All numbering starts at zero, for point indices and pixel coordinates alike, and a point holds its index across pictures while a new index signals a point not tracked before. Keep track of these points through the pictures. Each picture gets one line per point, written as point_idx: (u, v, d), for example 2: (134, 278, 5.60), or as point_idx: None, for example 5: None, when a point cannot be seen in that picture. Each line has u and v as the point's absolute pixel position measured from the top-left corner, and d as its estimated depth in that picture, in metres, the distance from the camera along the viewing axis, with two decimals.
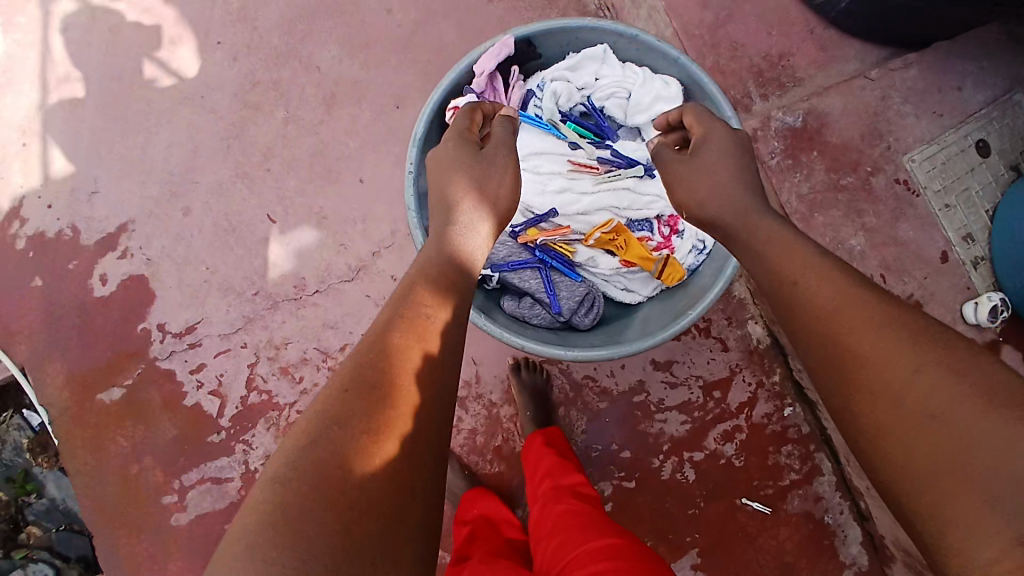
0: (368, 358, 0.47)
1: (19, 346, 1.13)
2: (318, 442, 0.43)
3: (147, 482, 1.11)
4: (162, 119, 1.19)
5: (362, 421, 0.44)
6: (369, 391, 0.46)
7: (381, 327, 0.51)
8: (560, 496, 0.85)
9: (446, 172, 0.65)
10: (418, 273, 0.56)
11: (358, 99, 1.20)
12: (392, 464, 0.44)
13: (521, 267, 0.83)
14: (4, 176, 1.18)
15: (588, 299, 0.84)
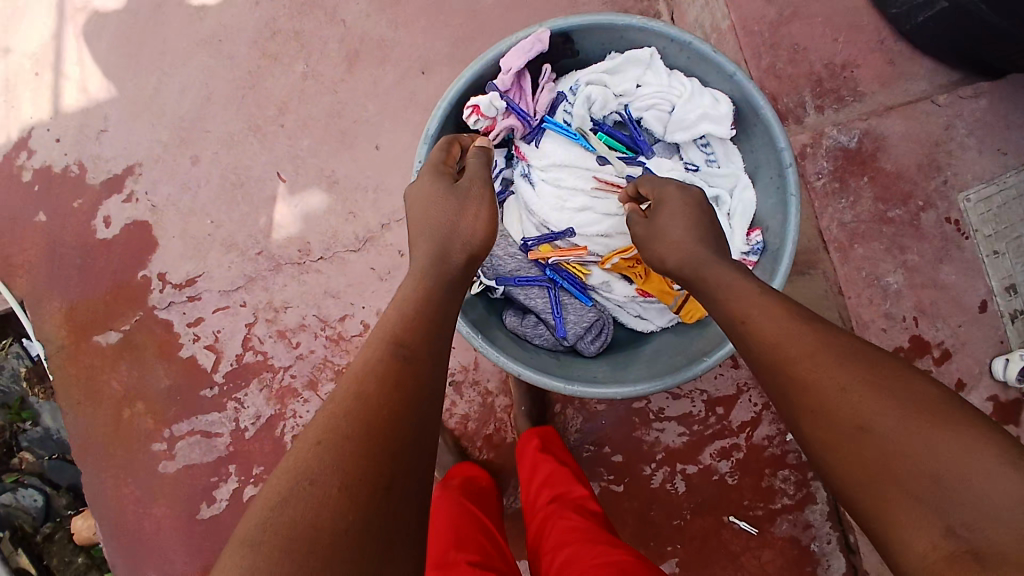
0: (342, 410, 0.48)
1: (21, 280, 1.13)
2: (287, 501, 0.42)
3: (139, 427, 1.12)
4: (178, 61, 1.15)
5: (332, 474, 0.44)
6: (340, 438, 0.46)
7: (354, 374, 0.51)
8: (565, 510, 0.84)
9: (422, 206, 0.67)
10: (394, 313, 0.57)
11: (382, 59, 1.14)
12: (368, 516, 0.43)
13: (528, 285, 0.82)
14: (15, 105, 1.16)
15: (597, 325, 0.82)
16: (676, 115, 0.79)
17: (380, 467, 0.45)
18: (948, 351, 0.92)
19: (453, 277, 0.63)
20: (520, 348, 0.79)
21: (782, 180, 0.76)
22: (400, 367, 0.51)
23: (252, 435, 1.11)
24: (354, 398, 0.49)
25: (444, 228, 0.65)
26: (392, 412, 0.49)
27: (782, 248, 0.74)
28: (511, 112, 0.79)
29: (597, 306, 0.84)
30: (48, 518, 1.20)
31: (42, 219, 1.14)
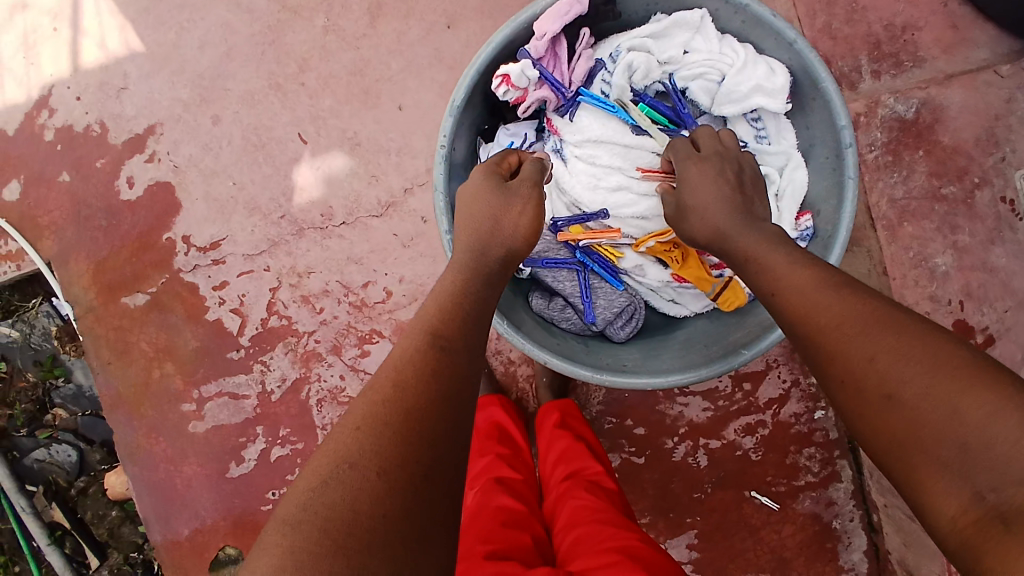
0: (380, 398, 0.50)
1: (48, 240, 1.14)
2: (329, 484, 0.44)
3: (168, 388, 1.14)
4: (197, 14, 1.11)
5: (372, 461, 0.46)
6: (378, 425, 0.48)
7: (393, 363, 0.53)
8: (577, 488, 0.83)
9: (472, 203, 0.69)
10: (431, 307, 0.60)
11: (406, 14, 1.08)
12: (402, 504, 0.44)
13: (558, 267, 0.81)
14: (35, 61, 1.13)
15: (628, 312, 0.80)
16: (726, 86, 0.74)
17: (415, 457, 0.47)
18: (992, 337, 0.86)
19: (494, 274, 0.65)
20: (548, 332, 0.78)
21: (838, 161, 0.72)
22: (437, 360, 0.53)
23: (278, 399, 1.12)
24: (390, 387, 0.51)
25: (486, 225, 0.67)
26: (428, 402, 0.50)
27: (835, 236, 0.71)
28: (545, 82, 0.74)
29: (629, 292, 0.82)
30: (84, 472, 1.27)
31: (66, 179, 1.13)
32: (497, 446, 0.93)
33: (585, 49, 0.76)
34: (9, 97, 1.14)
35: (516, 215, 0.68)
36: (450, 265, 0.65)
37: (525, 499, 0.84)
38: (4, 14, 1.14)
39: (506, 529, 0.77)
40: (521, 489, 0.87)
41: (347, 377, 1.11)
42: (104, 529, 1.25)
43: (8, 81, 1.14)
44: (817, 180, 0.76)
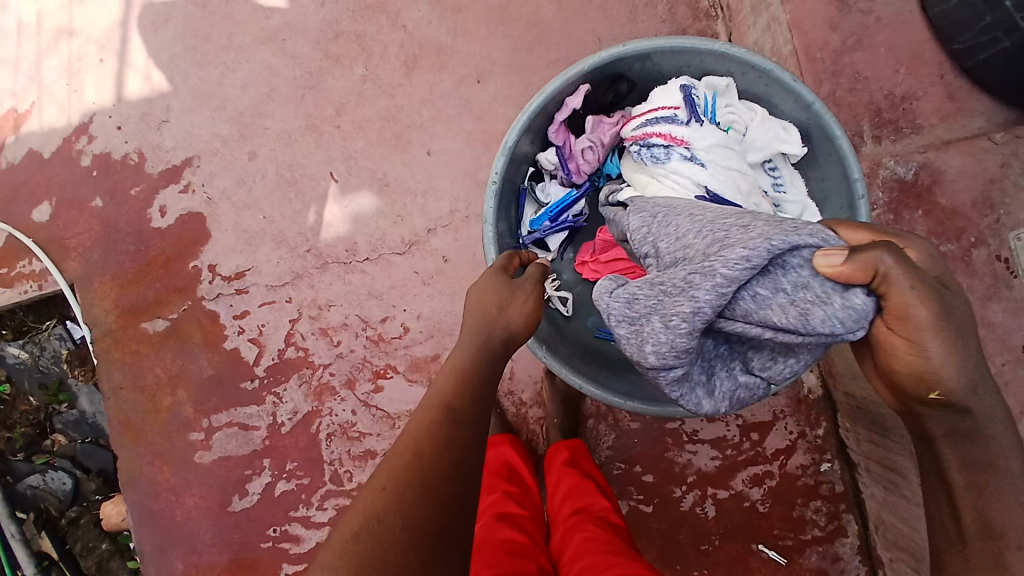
0: (400, 465, 0.52)
1: (73, 263, 1.16)
2: (357, 539, 0.46)
3: (178, 416, 1.13)
4: (242, 57, 1.17)
5: (398, 518, 0.47)
6: (402, 488, 0.49)
7: (411, 434, 0.55)
8: (584, 521, 0.83)
9: (479, 292, 0.70)
10: (445, 379, 0.62)
11: (440, 67, 1.15)
12: (423, 558, 0.46)
13: (658, 215, 0.69)
14: (78, 89, 1.18)
15: (692, 289, 0.56)
16: (749, 137, 0.81)
17: (432, 515, 0.48)
18: None
19: (499, 350, 0.67)
20: (577, 346, 0.89)
21: (852, 211, 0.78)
22: (451, 427, 0.56)
23: (288, 430, 1.12)
24: (410, 452, 0.53)
25: (493, 307, 0.69)
26: (445, 464, 0.52)
27: None
28: (562, 170, 0.89)
29: (724, 244, 0.57)
30: (76, 502, 1.23)
31: (98, 204, 1.16)
32: (506, 484, 0.93)
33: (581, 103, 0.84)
34: (48, 122, 1.19)
35: (521, 304, 0.69)
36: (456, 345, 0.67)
37: (534, 536, 0.84)
38: (50, 42, 1.20)
39: (512, 558, 0.76)
40: (528, 524, 0.86)
41: (359, 411, 1.11)
42: (92, 562, 1.21)
43: (49, 107, 1.19)
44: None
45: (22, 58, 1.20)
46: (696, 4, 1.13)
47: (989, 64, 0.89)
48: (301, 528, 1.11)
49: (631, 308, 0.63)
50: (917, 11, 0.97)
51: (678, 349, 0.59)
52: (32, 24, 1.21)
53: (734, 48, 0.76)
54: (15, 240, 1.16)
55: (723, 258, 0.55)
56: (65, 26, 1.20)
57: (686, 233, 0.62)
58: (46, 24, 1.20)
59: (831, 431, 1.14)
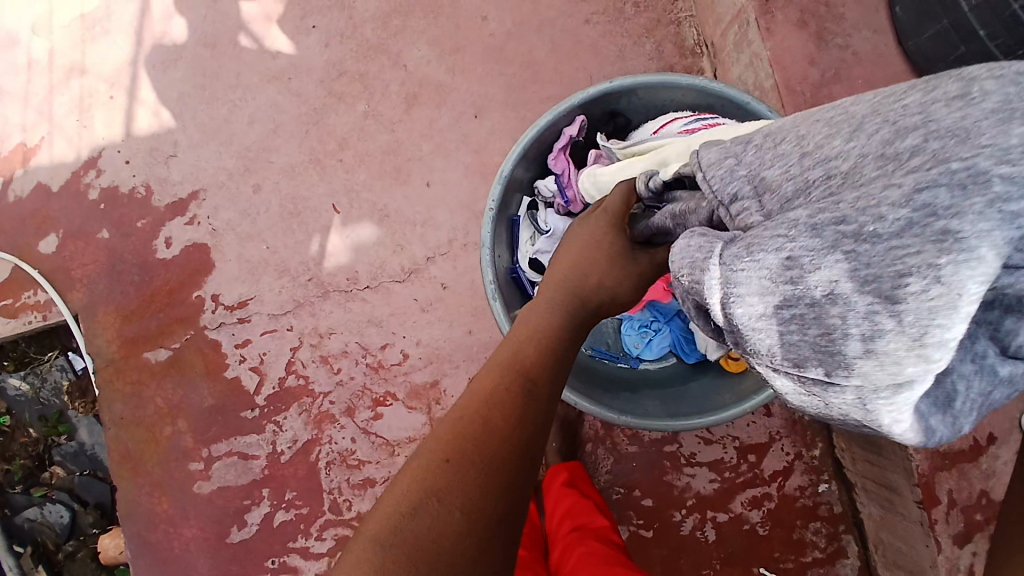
0: (467, 437, 0.54)
1: (77, 294, 1.17)
2: (418, 512, 0.50)
3: (178, 445, 1.13)
4: (249, 95, 1.22)
5: (457, 497, 0.50)
6: (465, 465, 0.52)
7: (483, 400, 0.57)
8: (583, 538, 0.84)
9: (586, 251, 0.63)
10: (524, 343, 0.62)
11: (438, 103, 1.20)
12: (481, 541, 0.49)
13: (757, 144, 0.41)
14: (88, 125, 1.22)
15: (938, 217, 0.28)
16: None
17: (489, 498, 0.51)
18: None
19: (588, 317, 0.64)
20: (572, 364, 0.88)
21: None
22: (522, 403, 0.57)
23: (287, 459, 1.12)
24: (479, 422, 0.55)
25: (598, 265, 0.63)
26: (509, 443, 0.54)
27: None
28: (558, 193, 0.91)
29: (941, 135, 0.30)
30: (73, 535, 1.22)
31: (104, 236, 1.19)
32: None
33: (578, 131, 0.88)
34: (57, 156, 1.22)
35: (624, 279, 0.62)
36: (544, 298, 0.64)
37: (533, 556, 0.85)
38: (61, 79, 1.24)
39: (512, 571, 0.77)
40: (525, 542, 0.87)
41: (358, 439, 1.12)
42: None
43: (58, 141, 1.23)
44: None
45: (33, 93, 1.25)
46: (680, 42, 1.18)
47: None
48: (299, 559, 1.10)
49: (787, 278, 0.33)
50: (892, 46, 0.98)
51: (930, 338, 0.28)
52: (43, 61, 1.25)
53: (713, 83, 0.81)
54: (21, 271, 1.18)
55: (950, 157, 0.29)
56: (77, 63, 1.25)
57: (816, 147, 0.37)
58: (56, 60, 1.25)
59: (827, 451, 1.15)
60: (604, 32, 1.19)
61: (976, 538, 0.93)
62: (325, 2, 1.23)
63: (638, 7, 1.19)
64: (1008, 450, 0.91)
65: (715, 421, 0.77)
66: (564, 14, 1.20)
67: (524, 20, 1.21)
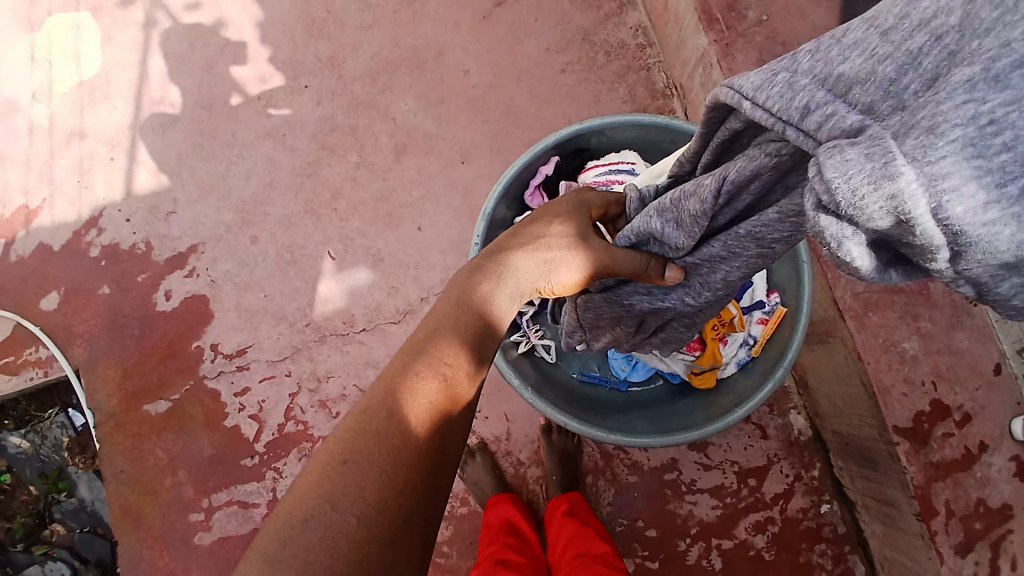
0: (371, 430, 0.48)
1: (78, 350, 1.19)
2: (309, 521, 0.44)
3: (178, 497, 1.13)
4: (245, 152, 1.27)
5: (359, 501, 0.45)
6: (368, 463, 0.47)
7: (392, 387, 0.52)
8: (584, 563, 0.85)
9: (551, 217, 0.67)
10: (445, 326, 0.58)
11: (427, 151, 1.26)
12: (380, 549, 0.45)
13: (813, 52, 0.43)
14: (90, 186, 1.27)
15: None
16: None
17: (400, 497, 0.46)
18: (969, 414, 0.93)
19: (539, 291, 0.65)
20: (561, 389, 0.93)
21: (795, 249, 0.85)
22: (442, 389, 0.53)
23: None
24: (386, 414, 0.49)
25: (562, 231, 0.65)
26: (426, 434, 0.50)
27: (800, 307, 0.83)
28: None
29: None
30: None
31: (105, 292, 1.22)
32: (506, 537, 0.96)
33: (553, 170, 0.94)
34: (59, 217, 1.26)
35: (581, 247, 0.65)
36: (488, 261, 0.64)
37: None
38: (64, 143, 1.30)
39: None
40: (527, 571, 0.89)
41: None
42: None
43: (60, 202, 1.27)
44: (779, 265, 0.89)
45: (35, 156, 1.30)
46: (651, 85, 1.26)
47: None
48: None
49: (993, 143, 0.33)
50: None
51: None
52: (45, 126, 1.31)
53: (675, 119, 0.86)
54: (21, 329, 1.20)
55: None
56: (77, 127, 1.30)
57: (896, 22, 0.38)
58: (60, 126, 1.31)
59: (826, 471, 1.16)
60: (580, 79, 1.27)
61: (978, 548, 0.93)
62: (316, 63, 1.31)
63: (610, 56, 1.27)
64: (1000, 457, 0.93)
65: (701, 436, 0.80)
66: (541, 65, 1.28)
67: (505, 72, 1.28)
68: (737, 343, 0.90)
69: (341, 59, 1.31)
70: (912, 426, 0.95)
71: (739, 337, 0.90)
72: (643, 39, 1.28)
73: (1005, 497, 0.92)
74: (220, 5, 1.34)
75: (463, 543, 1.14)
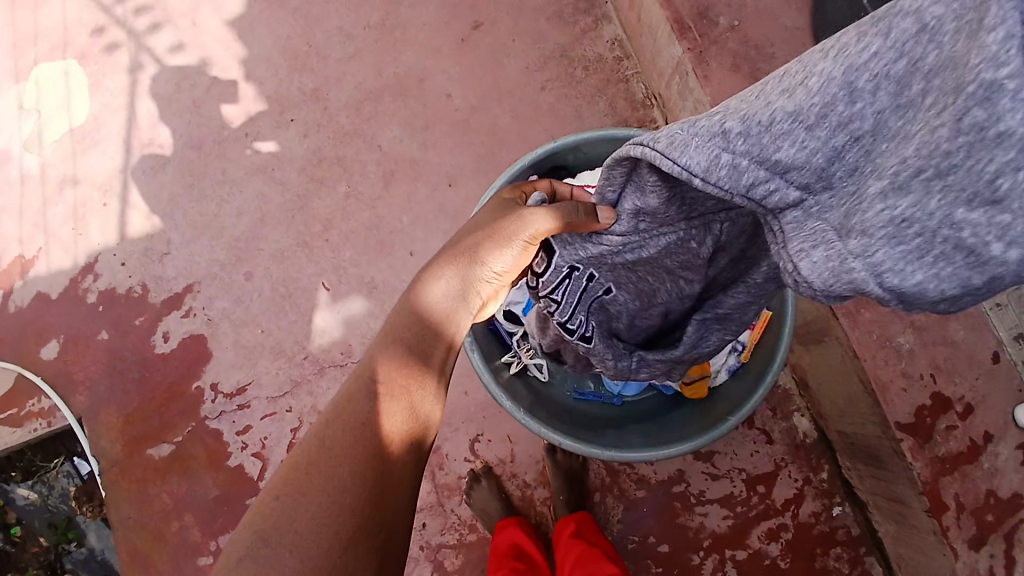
0: (308, 461, 0.45)
1: (79, 397, 1.20)
2: (243, 564, 0.40)
3: (186, 540, 1.13)
4: (235, 189, 1.28)
5: (292, 534, 0.42)
6: (305, 494, 0.43)
7: (331, 413, 0.49)
8: None
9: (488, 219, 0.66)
10: (388, 341, 0.55)
11: (415, 177, 1.27)
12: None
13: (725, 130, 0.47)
14: (84, 233, 1.28)
15: (985, 126, 0.32)
16: None
17: (338, 526, 0.43)
18: (971, 405, 0.92)
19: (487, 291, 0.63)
20: (553, 408, 0.94)
21: None
22: (387, 406, 0.49)
23: None
24: (321, 440, 0.46)
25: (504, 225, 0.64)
26: (371, 454, 0.46)
27: (783, 311, 0.83)
28: None
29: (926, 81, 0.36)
30: None
31: (104, 337, 1.22)
32: (513, 562, 0.96)
33: None
34: (55, 266, 1.27)
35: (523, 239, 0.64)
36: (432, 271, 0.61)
37: None
38: (57, 192, 1.31)
39: None
40: None
41: None
42: None
43: (55, 251, 1.28)
44: None
45: (29, 206, 1.31)
46: (633, 97, 1.26)
47: None
48: None
49: (910, 230, 0.37)
50: None
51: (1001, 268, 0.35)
52: (37, 175, 1.33)
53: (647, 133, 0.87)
54: (22, 379, 1.21)
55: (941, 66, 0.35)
56: (68, 174, 1.32)
57: (801, 114, 0.43)
58: (52, 175, 1.32)
59: (836, 474, 1.14)
60: (562, 96, 1.27)
61: (991, 542, 0.91)
62: (300, 96, 1.32)
63: (591, 70, 1.28)
64: (1008, 449, 0.91)
65: (694, 447, 0.80)
66: (522, 84, 1.29)
67: (487, 93, 1.29)
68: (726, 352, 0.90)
69: (324, 91, 1.32)
70: (915, 422, 0.94)
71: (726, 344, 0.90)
72: (621, 52, 1.28)
73: (1014, 486, 0.91)
74: (201, 45, 1.36)
75: (474, 569, 1.13)
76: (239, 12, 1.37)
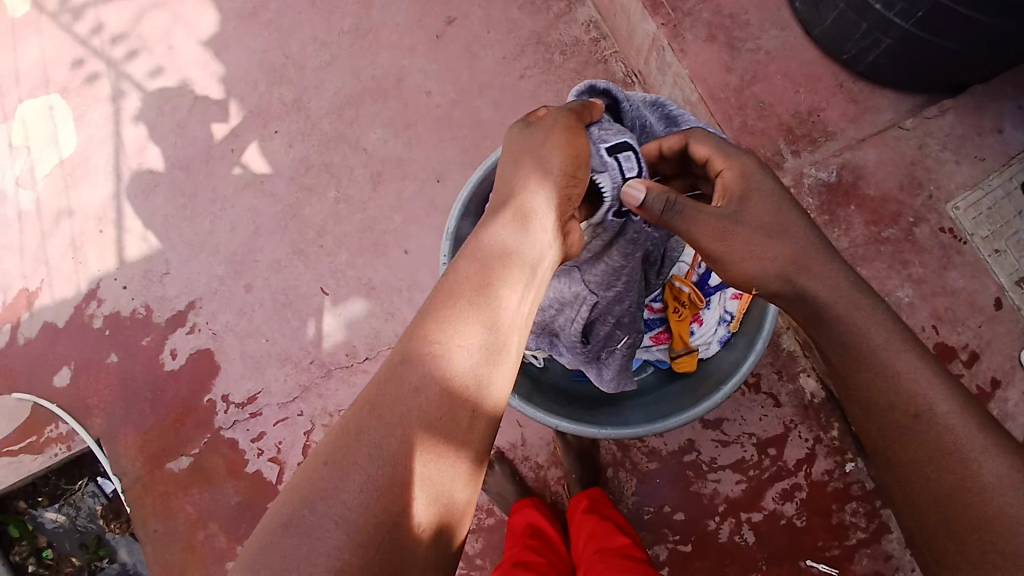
0: (359, 427, 0.49)
1: (97, 420, 1.23)
2: (299, 515, 0.45)
3: (213, 548, 1.15)
4: (227, 205, 1.31)
5: (342, 493, 0.46)
6: (354, 458, 0.47)
7: (381, 381, 0.51)
8: (605, 556, 0.87)
9: (522, 155, 0.65)
10: (436, 309, 0.54)
11: (402, 176, 1.28)
12: (373, 539, 0.45)
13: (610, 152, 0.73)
14: (85, 260, 1.31)
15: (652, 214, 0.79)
16: None
17: (386, 492, 0.47)
18: (976, 352, 0.93)
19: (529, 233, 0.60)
20: (554, 392, 0.96)
21: None
22: (433, 381, 0.51)
23: None
24: (372, 407, 0.50)
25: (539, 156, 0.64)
26: (422, 425, 0.49)
27: None
28: None
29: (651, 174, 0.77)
30: None
31: (114, 359, 1.25)
32: (528, 539, 0.98)
33: None
34: (59, 295, 1.30)
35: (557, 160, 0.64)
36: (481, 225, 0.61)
37: None
38: (55, 223, 1.34)
39: None
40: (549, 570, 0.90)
41: None
42: None
43: (59, 280, 1.31)
44: None
45: (29, 240, 1.34)
46: (611, 76, 1.27)
47: (880, 64, 0.94)
48: None
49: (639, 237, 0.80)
50: (801, 36, 1.02)
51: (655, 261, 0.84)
52: (34, 211, 1.35)
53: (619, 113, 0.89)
54: (38, 409, 1.24)
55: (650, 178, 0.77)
56: (64, 207, 1.35)
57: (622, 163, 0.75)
58: (47, 207, 1.35)
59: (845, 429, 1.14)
60: (541, 82, 1.28)
61: None
62: (283, 108, 1.34)
63: (567, 53, 1.29)
64: (1016, 392, 0.92)
65: (693, 416, 0.82)
66: (500, 75, 1.30)
67: (466, 87, 1.30)
68: (712, 318, 0.91)
69: (306, 100, 1.34)
70: None
71: (715, 314, 0.91)
72: (596, 33, 1.29)
73: None
74: (180, 67, 1.38)
75: (495, 554, 1.15)
76: (215, 32, 1.39)
